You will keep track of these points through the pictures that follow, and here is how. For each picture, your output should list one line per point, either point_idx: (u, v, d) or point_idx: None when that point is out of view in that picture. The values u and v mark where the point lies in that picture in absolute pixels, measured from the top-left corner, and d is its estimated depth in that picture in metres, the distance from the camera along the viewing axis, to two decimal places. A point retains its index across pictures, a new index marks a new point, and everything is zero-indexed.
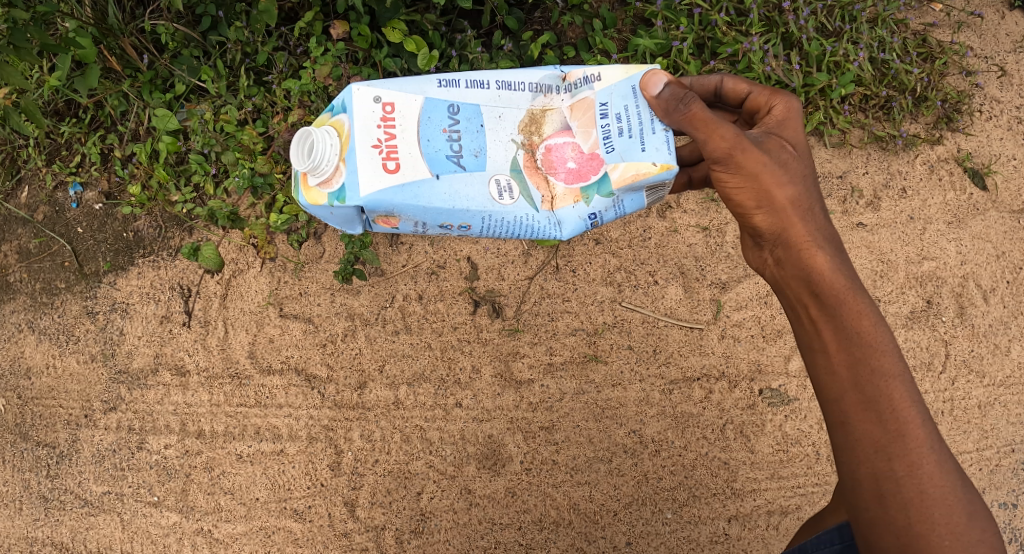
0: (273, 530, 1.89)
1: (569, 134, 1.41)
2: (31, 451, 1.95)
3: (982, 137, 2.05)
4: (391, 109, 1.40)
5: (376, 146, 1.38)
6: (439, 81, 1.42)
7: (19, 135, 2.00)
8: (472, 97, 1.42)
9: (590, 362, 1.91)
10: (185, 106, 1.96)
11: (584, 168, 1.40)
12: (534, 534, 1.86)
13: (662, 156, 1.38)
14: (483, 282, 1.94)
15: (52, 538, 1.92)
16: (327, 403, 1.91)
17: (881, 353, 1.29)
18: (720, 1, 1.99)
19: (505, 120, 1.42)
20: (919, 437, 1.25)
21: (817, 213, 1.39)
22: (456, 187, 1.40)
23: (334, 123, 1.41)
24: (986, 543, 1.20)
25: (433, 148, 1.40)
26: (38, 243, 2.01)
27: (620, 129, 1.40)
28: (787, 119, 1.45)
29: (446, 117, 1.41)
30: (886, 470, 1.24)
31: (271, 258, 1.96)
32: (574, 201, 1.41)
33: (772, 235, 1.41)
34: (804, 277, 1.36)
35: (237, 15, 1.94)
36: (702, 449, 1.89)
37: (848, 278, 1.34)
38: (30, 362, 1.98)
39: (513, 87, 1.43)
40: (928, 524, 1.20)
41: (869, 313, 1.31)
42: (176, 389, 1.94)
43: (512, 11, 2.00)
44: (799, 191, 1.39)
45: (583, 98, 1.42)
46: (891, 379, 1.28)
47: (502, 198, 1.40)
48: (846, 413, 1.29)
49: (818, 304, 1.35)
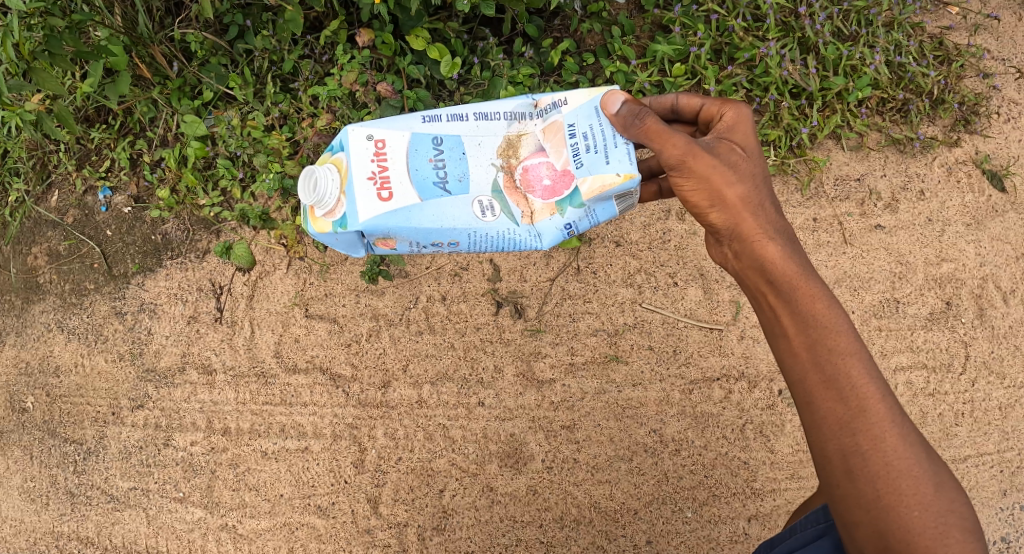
0: (297, 526, 1.92)
1: (543, 155, 1.44)
2: (58, 447, 1.99)
3: (1000, 139, 2.06)
4: (382, 145, 1.43)
5: (370, 178, 1.42)
6: (423, 117, 1.45)
7: (50, 140, 2.04)
8: (454, 129, 1.45)
9: (611, 362, 1.94)
10: (213, 112, 2.01)
11: (558, 184, 1.42)
12: (555, 532, 1.89)
13: (625, 167, 1.39)
14: (505, 284, 1.97)
15: (78, 532, 1.96)
16: (352, 402, 1.94)
17: (837, 333, 1.28)
18: (737, 7, 1.99)
19: (485, 147, 1.45)
20: (882, 412, 1.23)
21: (768, 206, 1.38)
22: (444, 209, 1.42)
23: (334, 162, 1.46)
24: (956, 514, 1.18)
25: (420, 175, 1.42)
26: (68, 245, 2.05)
27: (587, 145, 1.42)
28: (737, 124, 1.45)
29: (431, 148, 1.44)
30: (851, 445, 1.23)
31: (300, 258, 2.00)
32: (551, 213, 1.43)
33: (727, 229, 1.39)
34: (758, 266, 1.35)
35: (263, 24, 1.98)
36: (722, 449, 1.91)
37: (799, 263, 1.34)
38: (58, 361, 2.02)
39: (490, 118, 1.45)
40: (896, 496, 1.19)
41: (822, 295, 1.30)
42: (203, 387, 1.98)
43: (531, 19, 2.02)
44: (749, 188, 1.38)
45: (553, 121, 1.45)
46: (849, 357, 1.26)
47: (485, 216, 1.43)
48: (809, 393, 1.27)
49: (774, 291, 1.33)
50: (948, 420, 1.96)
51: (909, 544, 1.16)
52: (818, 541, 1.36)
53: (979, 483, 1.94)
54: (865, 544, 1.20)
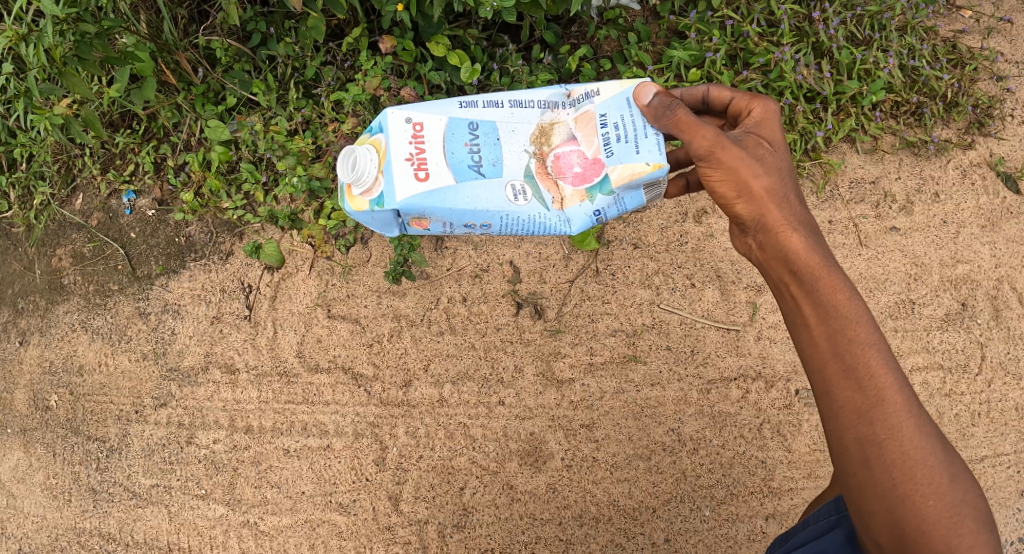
0: (318, 523, 1.95)
1: (575, 143, 1.47)
2: (82, 445, 2.03)
3: (1014, 141, 2.08)
4: (421, 128, 1.46)
5: (409, 159, 1.45)
6: (459, 102, 1.48)
7: (75, 145, 2.08)
8: (489, 115, 1.48)
9: (629, 362, 1.96)
10: (236, 117, 2.04)
11: (589, 171, 1.45)
12: (574, 530, 1.91)
13: (654, 157, 1.42)
14: (525, 285, 2.00)
15: (100, 528, 2.00)
16: (373, 401, 1.97)
17: (856, 324, 1.30)
18: (752, 13, 2.02)
19: (518, 134, 1.48)
20: (899, 402, 1.25)
21: (792, 201, 1.40)
22: (477, 192, 1.45)
23: (373, 142, 1.49)
24: (971, 506, 1.20)
25: (456, 158, 1.45)
26: (92, 247, 2.09)
27: (618, 135, 1.44)
28: (766, 120, 1.47)
29: (467, 133, 1.47)
30: (868, 434, 1.25)
31: (325, 258, 2.03)
32: (580, 200, 1.46)
33: (752, 221, 1.42)
34: (783, 257, 1.38)
35: (286, 31, 2.02)
36: (739, 448, 1.94)
37: (822, 255, 1.36)
38: (82, 360, 2.06)
39: (525, 105, 1.49)
40: (912, 485, 1.21)
41: (844, 287, 1.32)
42: (226, 386, 2.01)
43: (550, 26, 2.04)
44: (775, 182, 1.40)
45: (585, 111, 1.48)
46: (868, 347, 1.29)
47: (516, 200, 1.46)
48: (828, 382, 1.30)
49: (797, 281, 1.36)
50: (965, 421, 1.97)
51: (924, 533, 1.18)
52: (832, 531, 1.37)
53: (996, 483, 1.95)
54: (880, 532, 1.22)
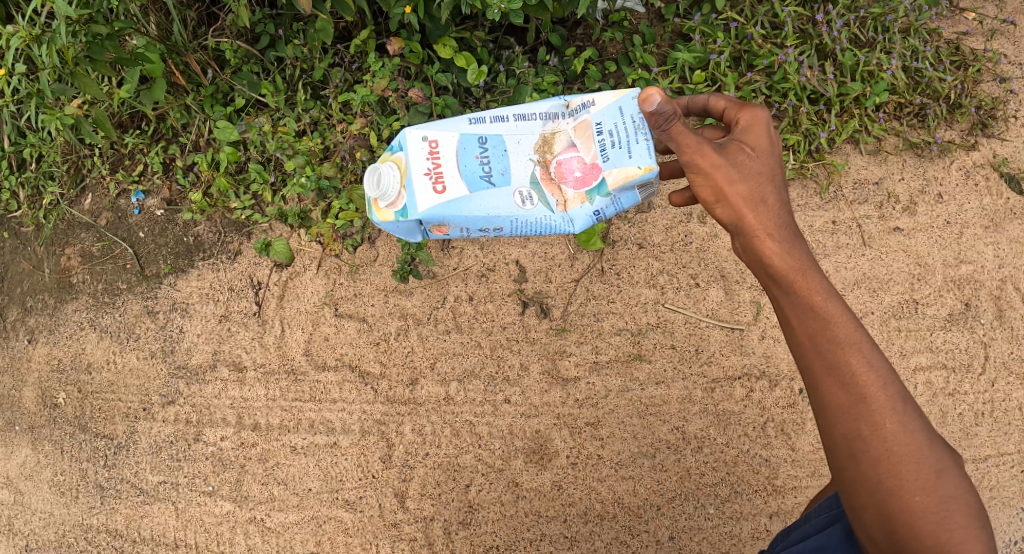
0: (325, 520, 1.97)
1: (573, 150, 1.48)
2: (89, 442, 2.05)
3: (1017, 142, 2.09)
4: (435, 145, 1.48)
5: (425, 175, 1.47)
6: (468, 118, 1.50)
7: (85, 145, 2.10)
8: (498, 129, 1.50)
9: (634, 360, 1.98)
10: (244, 118, 2.06)
11: (587, 176, 1.47)
12: (579, 527, 1.93)
13: (646, 160, 1.43)
14: (531, 284, 2.02)
15: (107, 525, 2.02)
16: (380, 399, 1.99)
17: (839, 324, 1.27)
18: (756, 15, 2.04)
19: (523, 145, 1.50)
20: (884, 400, 1.24)
21: (772, 200, 1.36)
22: (491, 203, 1.47)
23: (389, 160, 1.52)
24: (959, 499, 1.21)
25: (469, 172, 1.47)
26: (101, 247, 2.11)
27: (613, 141, 1.45)
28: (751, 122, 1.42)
29: (478, 147, 1.49)
30: (855, 433, 1.24)
31: (333, 256, 2.05)
32: (579, 204, 1.48)
33: (732, 223, 1.39)
34: (764, 260, 1.34)
35: (294, 33, 2.04)
36: (743, 446, 1.95)
37: (803, 255, 1.33)
38: (91, 358, 2.08)
39: (527, 118, 1.50)
40: (899, 481, 1.22)
41: (825, 288, 1.30)
42: (233, 384, 2.03)
43: (555, 28, 2.06)
44: (754, 183, 1.37)
45: (581, 119, 1.50)
46: (851, 348, 1.26)
47: (525, 206, 1.48)
48: (813, 383, 1.28)
49: (777, 284, 1.33)
50: (968, 420, 1.99)
51: (912, 528, 1.20)
52: (831, 526, 1.38)
53: (1000, 483, 1.96)
54: (872, 527, 1.24)
